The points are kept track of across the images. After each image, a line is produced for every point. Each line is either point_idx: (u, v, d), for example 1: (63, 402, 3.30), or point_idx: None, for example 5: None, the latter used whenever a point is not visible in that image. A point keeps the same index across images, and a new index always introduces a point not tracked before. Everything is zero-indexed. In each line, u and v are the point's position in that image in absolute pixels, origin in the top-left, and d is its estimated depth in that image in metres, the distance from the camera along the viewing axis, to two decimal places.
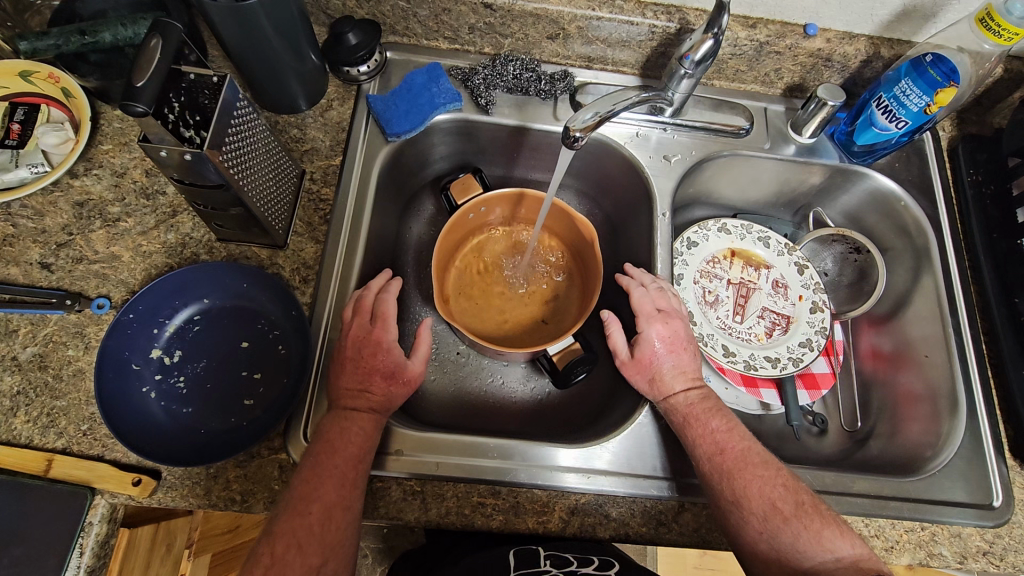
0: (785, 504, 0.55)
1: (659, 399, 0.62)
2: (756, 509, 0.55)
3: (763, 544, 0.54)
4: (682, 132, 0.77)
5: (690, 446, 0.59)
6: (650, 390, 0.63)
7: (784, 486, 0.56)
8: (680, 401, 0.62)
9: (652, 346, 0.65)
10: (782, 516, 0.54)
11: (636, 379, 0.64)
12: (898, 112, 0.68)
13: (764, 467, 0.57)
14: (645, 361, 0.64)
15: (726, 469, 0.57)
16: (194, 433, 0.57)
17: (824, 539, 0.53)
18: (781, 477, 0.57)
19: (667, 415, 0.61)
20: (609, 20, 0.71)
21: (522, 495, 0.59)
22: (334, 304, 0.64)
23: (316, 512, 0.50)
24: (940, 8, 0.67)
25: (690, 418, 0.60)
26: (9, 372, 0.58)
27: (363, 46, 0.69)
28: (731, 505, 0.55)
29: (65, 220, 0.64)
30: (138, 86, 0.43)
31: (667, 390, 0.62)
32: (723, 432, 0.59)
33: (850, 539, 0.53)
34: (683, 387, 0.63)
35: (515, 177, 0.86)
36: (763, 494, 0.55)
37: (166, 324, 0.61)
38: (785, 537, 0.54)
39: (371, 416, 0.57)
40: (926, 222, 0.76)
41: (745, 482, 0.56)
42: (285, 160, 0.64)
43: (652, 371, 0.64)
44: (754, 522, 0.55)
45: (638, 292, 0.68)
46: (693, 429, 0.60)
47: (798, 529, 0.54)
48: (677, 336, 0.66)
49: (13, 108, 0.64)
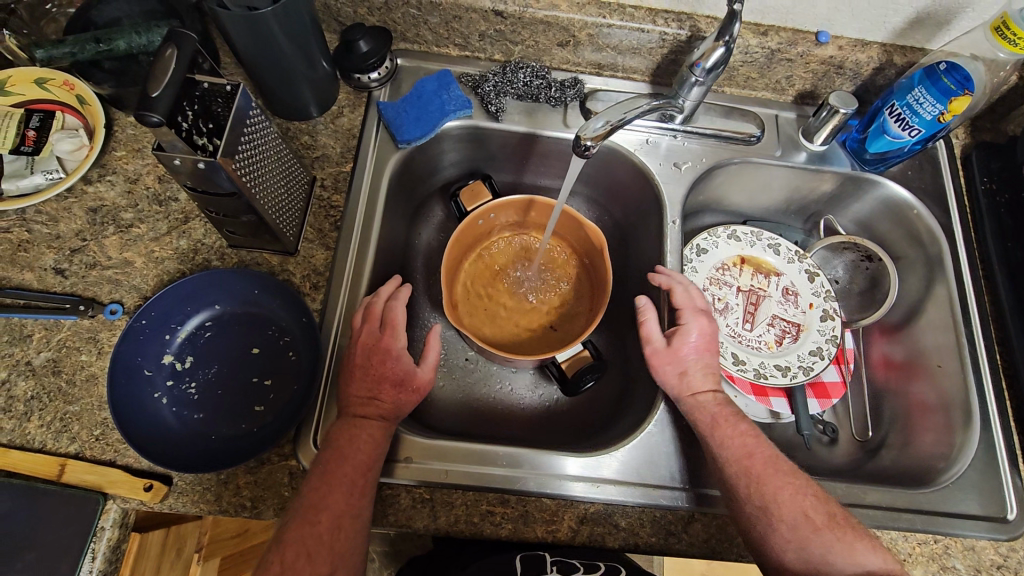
0: (817, 515, 0.54)
1: (685, 394, 0.62)
2: (785, 518, 0.54)
3: (790, 553, 0.53)
4: (692, 140, 0.77)
5: (716, 447, 0.59)
6: (677, 382, 0.63)
7: (816, 497, 0.56)
8: (708, 400, 0.62)
9: (686, 340, 0.65)
10: (813, 527, 0.54)
11: (664, 369, 0.64)
12: (911, 120, 0.68)
13: (794, 477, 0.57)
14: (679, 353, 0.65)
15: (754, 474, 0.57)
16: (204, 439, 0.58)
17: (855, 551, 0.53)
18: (811, 486, 0.56)
19: (693, 412, 0.61)
20: (619, 27, 0.71)
21: (531, 504, 0.59)
22: (345, 310, 0.64)
23: (326, 521, 0.51)
24: (954, 15, 0.66)
25: (718, 419, 0.60)
26: (23, 377, 0.59)
27: (374, 53, 0.70)
28: (758, 512, 0.55)
29: (78, 226, 0.65)
30: (154, 97, 0.43)
31: (695, 387, 0.62)
32: (750, 437, 0.59)
33: (883, 552, 0.53)
34: (710, 388, 0.63)
35: (524, 183, 0.86)
36: (794, 502, 0.55)
37: (177, 330, 0.61)
38: (816, 547, 0.53)
39: (380, 423, 0.57)
40: (940, 232, 0.75)
41: (774, 488, 0.56)
42: (296, 166, 0.65)
43: (684, 364, 0.64)
44: (782, 530, 0.54)
45: (680, 288, 0.68)
46: (721, 430, 0.59)
47: (830, 541, 0.53)
48: (711, 337, 0.66)
49: (27, 114, 0.64)
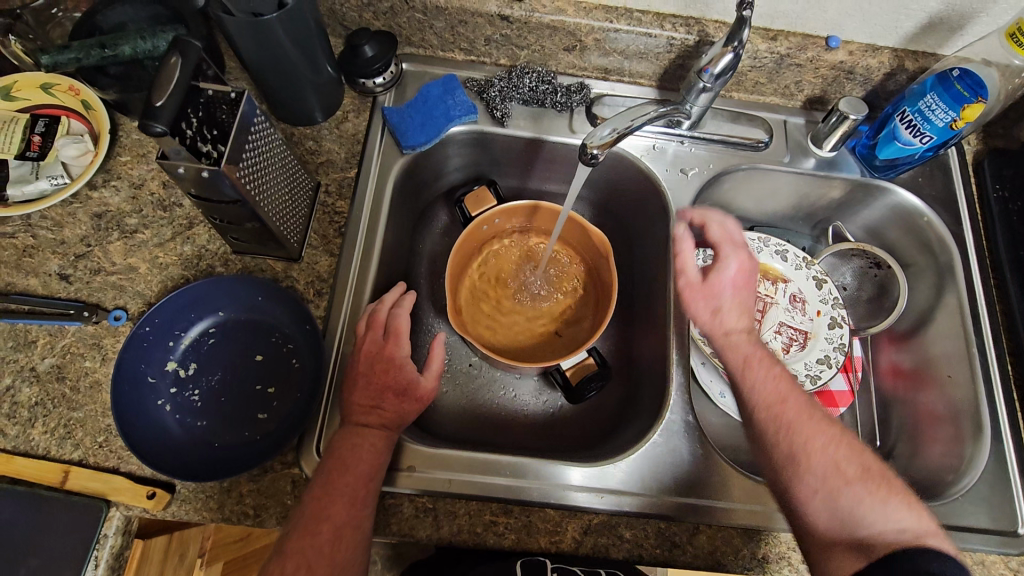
0: (849, 467, 0.55)
1: (717, 332, 0.63)
2: (815, 468, 0.55)
3: (817, 502, 0.54)
4: (699, 146, 0.76)
5: (747, 389, 0.60)
6: (708, 320, 0.64)
7: (849, 449, 0.56)
8: (741, 340, 0.63)
9: (723, 275, 0.64)
10: (844, 479, 0.54)
11: (697, 305, 0.65)
12: (923, 126, 0.67)
13: (828, 427, 0.57)
14: (714, 288, 0.64)
15: (784, 422, 0.57)
16: (208, 446, 0.57)
17: (888, 507, 0.52)
18: (845, 438, 0.57)
19: (725, 355, 0.63)
20: (627, 32, 0.70)
21: (535, 514, 0.59)
22: (348, 318, 0.64)
23: (327, 532, 0.50)
24: (968, 20, 0.65)
25: (750, 362, 0.61)
26: (27, 383, 0.59)
27: (379, 58, 0.70)
28: (787, 461, 0.56)
29: (83, 231, 0.65)
30: (157, 106, 0.43)
31: (727, 326, 0.63)
32: (784, 381, 0.60)
33: (917, 510, 0.53)
34: (743, 328, 0.63)
35: (529, 188, 0.85)
36: (825, 453, 0.55)
37: (181, 337, 0.61)
38: (846, 500, 0.53)
39: (381, 432, 0.56)
40: (951, 240, 0.74)
41: (805, 438, 0.56)
42: (300, 172, 0.64)
43: (718, 302, 0.64)
44: (810, 479, 0.55)
45: (717, 224, 0.67)
46: (753, 374, 0.60)
47: (860, 493, 0.53)
48: (750, 272, 0.65)
49: (33, 119, 0.65)
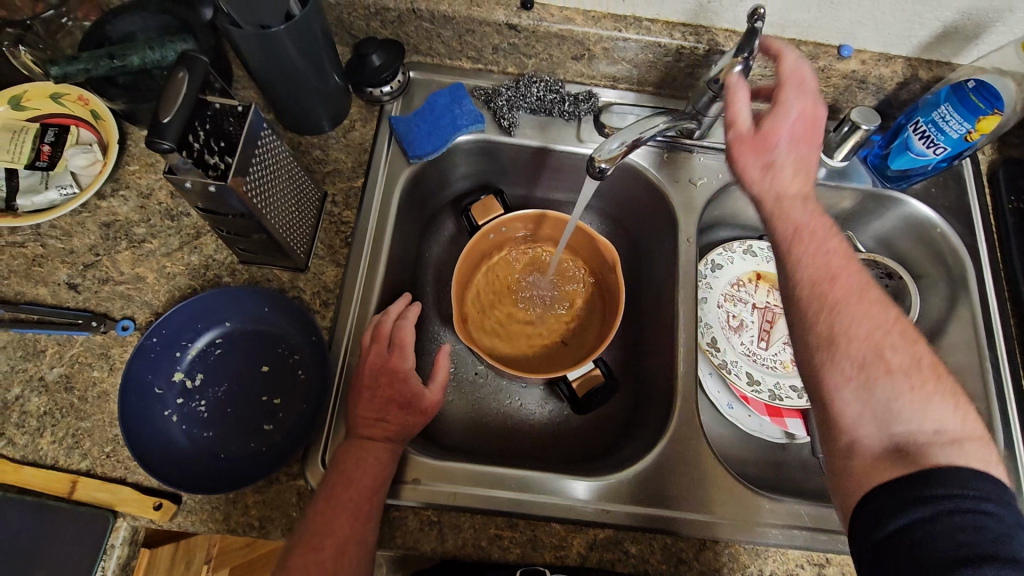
0: (896, 359, 0.48)
1: (762, 193, 0.56)
2: (854, 352, 0.49)
3: (847, 390, 0.49)
4: (709, 155, 0.76)
5: (793, 262, 0.54)
6: (758, 179, 0.57)
7: (902, 338, 0.49)
8: (793, 206, 0.55)
9: (780, 124, 0.56)
10: (885, 369, 0.48)
11: (744, 159, 0.57)
12: (937, 137, 0.66)
13: (882, 311, 0.50)
14: (769, 142, 0.56)
15: (829, 299, 0.51)
16: (214, 458, 0.58)
17: (929, 407, 0.46)
18: (900, 326, 0.50)
19: (773, 224, 0.55)
20: (635, 41, 0.69)
21: (539, 528, 0.58)
22: (354, 329, 0.64)
23: (329, 547, 0.50)
24: (983, 30, 0.64)
25: (801, 231, 0.54)
26: (36, 393, 0.59)
27: (386, 67, 0.70)
28: (822, 342, 0.50)
29: (92, 241, 0.65)
30: (164, 122, 0.43)
31: (774, 188, 0.56)
32: (837, 257, 0.53)
33: (964, 413, 0.46)
34: (799, 193, 0.56)
35: (536, 197, 0.85)
36: (870, 338, 0.49)
37: (187, 347, 0.61)
38: (882, 393, 0.47)
39: (385, 445, 0.56)
40: (965, 252, 0.73)
41: (848, 320, 0.50)
42: (307, 182, 0.64)
43: (768, 157, 0.56)
44: (844, 366, 0.49)
45: (790, 60, 0.58)
46: (801, 246, 0.54)
47: (901, 388, 0.47)
48: (812, 123, 0.56)
49: (43, 129, 0.65)
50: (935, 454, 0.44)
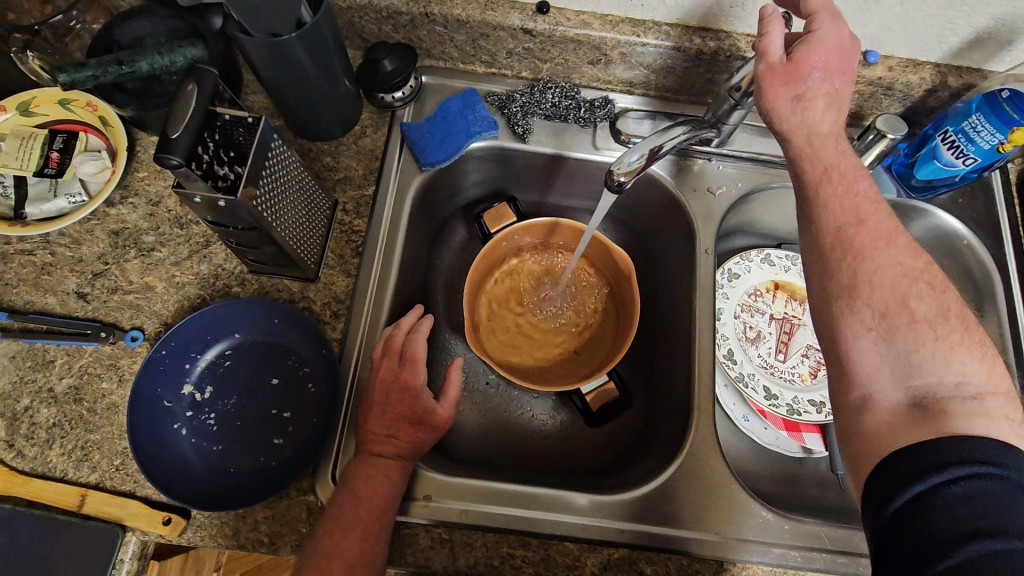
0: (922, 307, 0.46)
1: (790, 126, 0.53)
2: (876, 299, 0.47)
3: (866, 340, 0.47)
4: (727, 163, 0.74)
5: (818, 203, 0.51)
6: (788, 112, 0.53)
7: (928, 285, 0.47)
8: (823, 145, 0.52)
9: (813, 54, 0.52)
10: (909, 319, 0.46)
11: (776, 91, 0.53)
12: (966, 147, 0.64)
13: (909, 257, 0.48)
14: (801, 71, 0.52)
15: (853, 243, 0.49)
16: (223, 473, 0.57)
17: (954, 357, 0.44)
18: (927, 274, 0.47)
19: (800, 164, 0.53)
20: (654, 46, 0.67)
21: (553, 547, 0.57)
22: (365, 340, 0.63)
23: (339, 569, 0.49)
24: (1018, 35, 0.62)
25: (829, 170, 0.51)
26: (46, 404, 0.59)
27: (398, 72, 0.68)
28: (843, 290, 0.48)
29: (101, 249, 0.64)
30: (173, 137, 0.42)
31: (803, 123, 0.53)
32: (866, 202, 0.50)
33: (989, 364, 0.45)
34: (831, 129, 0.52)
35: (549, 204, 0.83)
36: (894, 285, 0.47)
37: (197, 359, 0.60)
38: (904, 342, 0.45)
39: (396, 462, 0.55)
40: (994, 268, 0.71)
41: (872, 265, 0.48)
42: (318, 191, 0.63)
43: (799, 87, 0.52)
44: (864, 316, 0.47)
45: None
46: (826, 188, 0.51)
47: (927, 338, 0.45)
48: (846, 53, 0.52)
49: (52, 135, 0.64)
50: (954, 409, 0.42)
